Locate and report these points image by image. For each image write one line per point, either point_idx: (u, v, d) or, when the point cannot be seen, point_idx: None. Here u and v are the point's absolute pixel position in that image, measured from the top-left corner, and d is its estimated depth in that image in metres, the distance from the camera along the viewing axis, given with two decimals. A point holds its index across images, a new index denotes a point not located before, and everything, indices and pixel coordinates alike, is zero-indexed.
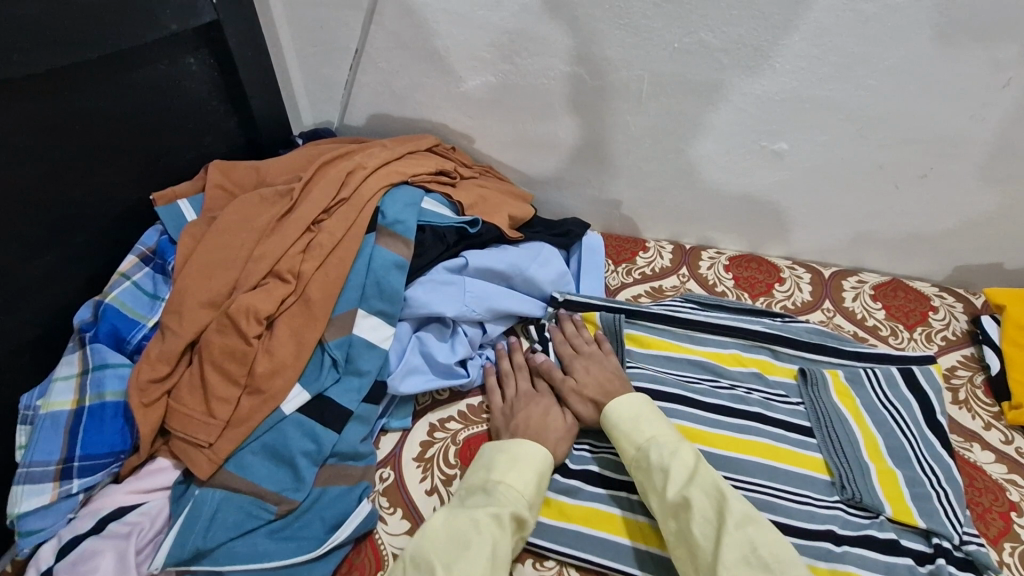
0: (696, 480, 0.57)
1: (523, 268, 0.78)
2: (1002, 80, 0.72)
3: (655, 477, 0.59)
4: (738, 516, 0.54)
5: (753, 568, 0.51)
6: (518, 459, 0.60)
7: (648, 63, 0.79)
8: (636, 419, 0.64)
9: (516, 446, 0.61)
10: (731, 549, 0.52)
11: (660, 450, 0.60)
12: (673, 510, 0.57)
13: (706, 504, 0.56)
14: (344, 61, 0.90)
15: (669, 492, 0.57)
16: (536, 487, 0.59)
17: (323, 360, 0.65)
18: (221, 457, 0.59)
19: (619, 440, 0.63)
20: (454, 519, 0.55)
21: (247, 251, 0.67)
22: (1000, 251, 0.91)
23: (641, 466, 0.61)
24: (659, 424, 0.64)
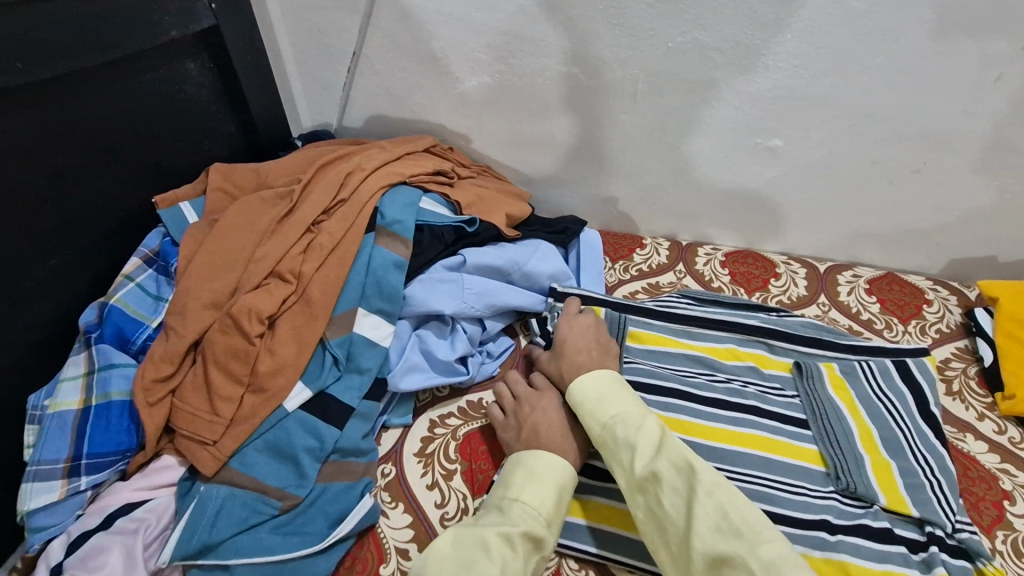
0: (663, 453, 0.56)
1: (521, 264, 0.79)
2: (993, 75, 0.73)
3: (622, 453, 0.58)
4: (705, 483, 0.53)
5: (724, 533, 0.51)
6: (536, 475, 0.58)
7: (643, 62, 0.80)
8: (601, 397, 0.62)
9: (532, 461, 0.60)
10: (700, 517, 0.52)
11: (626, 427, 0.59)
12: (642, 484, 0.56)
13: (674, 475, 0.55)
14: (341, 64, 0.91)
15: (637, 467, 0.56)
16: (555, 505, 0.57)
17: (324, 358, 0.66)
18: (226, 454, 0.60)
19: (584, 419, 0.62)
20: (461, 538, 0.53)
21: (248, 252, 0.68)
22: (994, 244, 0.92)
23: (608, 443, 0.60)
24: (623, 401, 0.62)
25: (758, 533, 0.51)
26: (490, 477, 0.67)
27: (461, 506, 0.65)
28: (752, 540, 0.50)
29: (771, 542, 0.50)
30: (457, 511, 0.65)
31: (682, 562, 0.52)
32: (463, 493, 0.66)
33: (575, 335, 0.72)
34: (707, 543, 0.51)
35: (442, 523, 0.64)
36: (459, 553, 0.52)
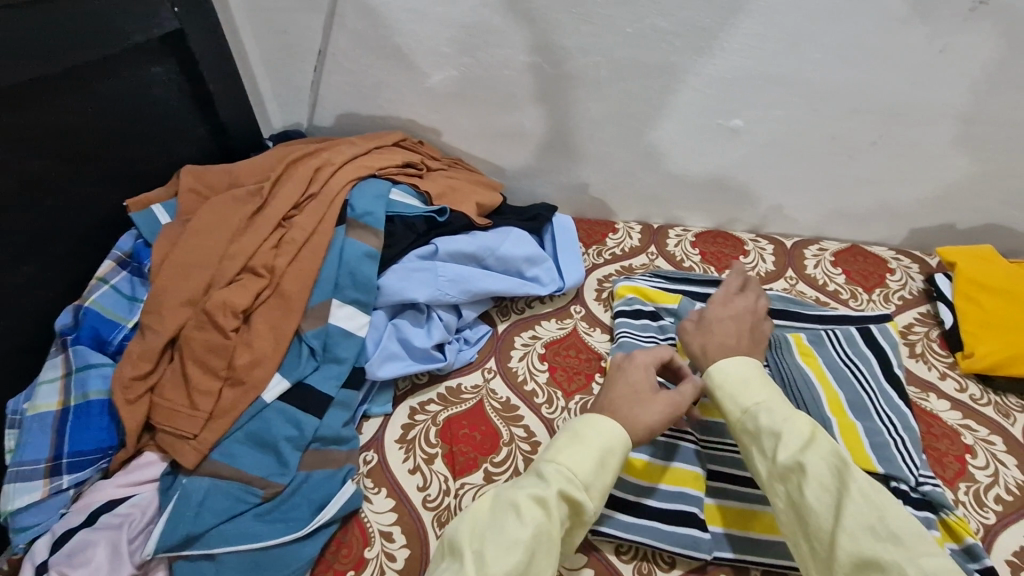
0: (813, 446, 0.53)
1: (493, 249, 0.81)
2: (939, 46, 0.75)
3: (764, 440, 0.56)
4: (862, 484, 0.50)
5: (880, 539, 0.48)
6: (575, 438, 0.56)
7: (604, 49, 0.82)
8: (746, 381, 0.59)
9: (574, 425, 0.57)
10: (854, 517, 0.49)
11: (771, 414, 0.56)
12: (784, 474, 0.54)
13: (825, 470, 0.52)
14: (309, 63, 0.92)
15: (780, 456, 0.54)
16: (596, 468, 0.54)
17: (301, 349, 0.67)
18: (207, 446, 0.61)
19: (721, 402, 0.60)
20: (499, 504, 0.52)
21: (221, 250, 0.69)
22: (950, 212, 0.95)
23: (748, 429, 0.57)
24: (768, 388, 0.59)
25: (916, 542, 0.48)
26: (472, 459, 0.69)
27: (443, 487, 0.67)
28: (911, 550, 0.47)
29: (929, 554, 0.47)
30: (439, 493, 0.66)
31: (826, 560, 0.50)
32: (445, 475, 0.68)
33: (727, 320, 0.68)
34: (863, 545, 0.48)
35: (426, 505, 0.65)
36: (495, 515, 0.51)
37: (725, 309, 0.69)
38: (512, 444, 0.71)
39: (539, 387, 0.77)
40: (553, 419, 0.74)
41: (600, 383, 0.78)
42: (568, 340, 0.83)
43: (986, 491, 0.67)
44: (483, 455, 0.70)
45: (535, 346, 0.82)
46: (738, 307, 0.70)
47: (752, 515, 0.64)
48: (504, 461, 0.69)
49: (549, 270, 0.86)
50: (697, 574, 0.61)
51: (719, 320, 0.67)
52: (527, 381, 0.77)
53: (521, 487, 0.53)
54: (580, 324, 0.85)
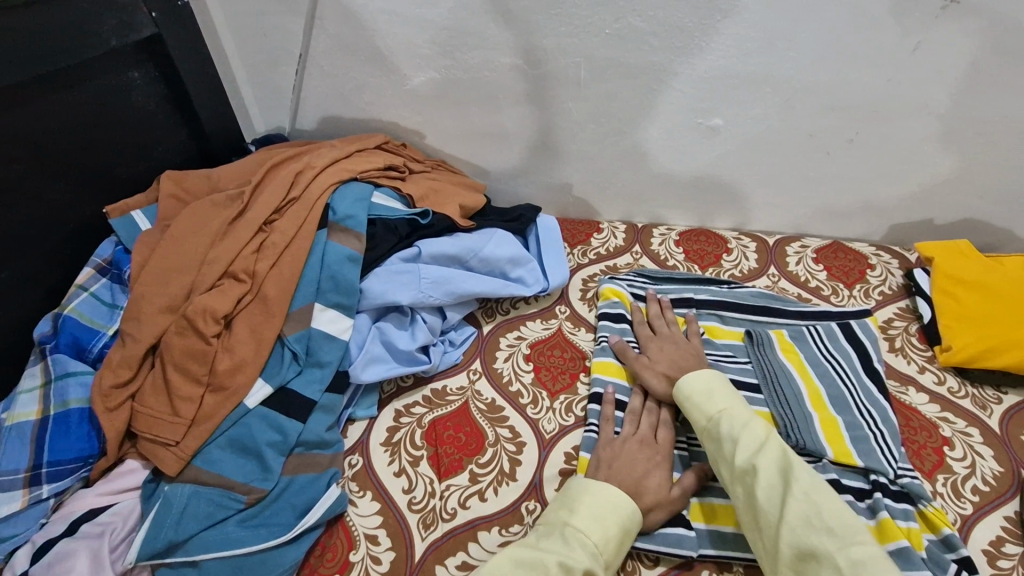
0: (765, 449, 0.58)
1: (476, 250, 0.81)
2: (912, 44, 0.76)
3: (724, 445, 0.61)
4: (805, 483, 0.55)
5: (817, 531, 0.52)
6: (602, 509, 0.59)
7: (583, 49, 0.82)
8: (709, 392, 0.66)
9: (598, 492, 0.60)
10: (795, 512, 0.54)
11: (730, 421, 0.62)
12: (740, 475, 0.59)
13: (773, 470, 0.57)
14: (289, 66, 0.92)
15: (736, 458, 0.59)
16: (616, 547, 0.57)
17: (283, 354, 0.67)
18: (189, 453, 0.61)
19: (688, 410, 0.66)
20: (523, 560, 0.54)
21: (201, 255, 0.69)
22: (928, 207, 0.97)
23: (710, 434, 0.63)
24: (731, 398, 0.65)
25: (852, 535, 0.52)
26: (457, 460, 0.69)
27: (428, 489, 0.67)
28: (845, 541, 0.51)
29: (864, 546, 0.51)
30: (424, 495, 0.66)
31: (773, 554, 0.54)
32: (430, 477, 0.68)
33: (666, 352, 0.75)
34: (802, 537, 0.52)
35: (411, 507, 0.65)
36: (523, 573, 0.53)
37: (662, 340, 0.77)
38: (497, 445, 0.71)
39: (524, 388, 0.77)
40: (538, 419, 0.74)
41: (585, 383, 0.78)
42: (552, 339, 0.83)
43: (963, 482, 0.68)
44: (468, 456, 0.70)
45: (520, 346, 0.82)
46: (669, 335, 0.78)
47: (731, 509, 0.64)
48: (490, 462, 0.69)
49: (533, 270, 0.86)
50: (681, 570, 0.62)
51: (666, 353, 0.75)
52: (512, 381, 0.78)
53: (551, 551, 0.55)
54: (565, 324, 0.85)
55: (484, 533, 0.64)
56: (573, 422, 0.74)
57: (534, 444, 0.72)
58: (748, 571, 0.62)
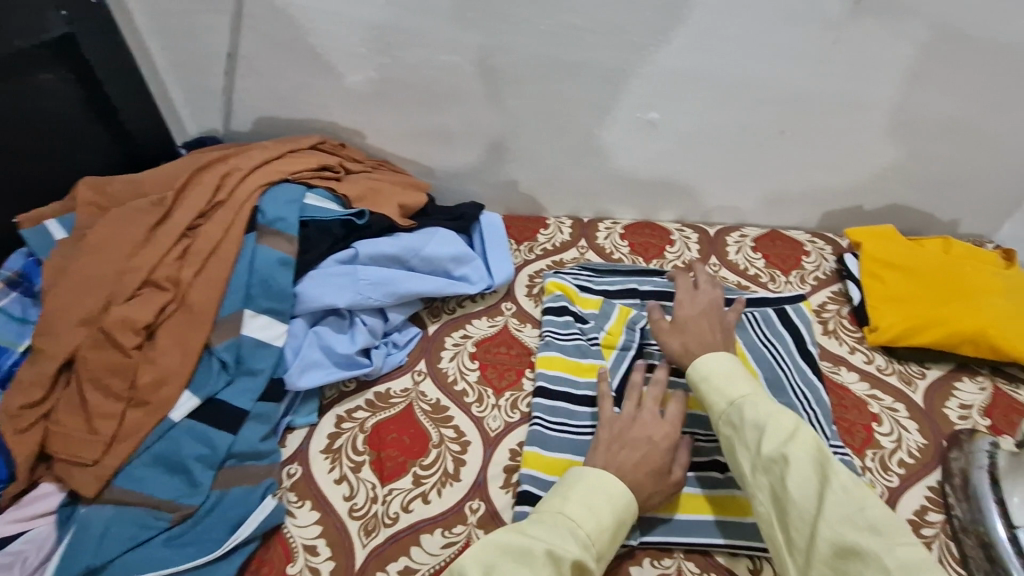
0: (796, 439, 0.55)
1: (417, 249, 0.80)
2: (832, 37, 0.79)
3: (748, 433, 0.57)
4: (843, 477, 0.52)
5: (858, 528, 0.49)
6: (594, 498, 0.56)
7: (518, 46, 0.82)
8: (730, 375, 0.62)
9: (592, 479, 0.57)
10: (835, 507, 0.50)
11: (756, 408, 0.58)
12: (767, 465, 0.55)
13: (806, 462, 0.53)
14: (219, 67, 0.89)
15: (765, 448, 0.55)
16: (608, 538, 0.55)
17: (212, 364, 0.65)
18: (109, 472, 0.58)
19: (707, 395, 0.62)
20: (512, 547, 0.51)
21: (119, 264, 0.66)
22: (858, 194, 1.00)
23: (732, 420, 0.59)
24: (751, 383, 0.62)
25: (894, 533, 0.49)
26: (400, 463, 0.68)
27: (370, 495, 0.65)
28: (889, 540, 0.49)
29: (908, 546, 0.48)
30: (366, 501, 0.65)
31: (806, 551, 0.51)
32: (372, 482, 0.66)
33: (699, 317, 0.72)
34: (844, 534, 0.49)
35: (351, 515, 0.64)
36: (510, 562, 0.50)
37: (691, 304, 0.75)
38: (441, 445, 0.70)
39: (469, 386, 0.76)
40: (483, 417, 0.73)
41: (531, 378, 0.78)
42: (498, 337, 0.82)
43: (890, 456, 0.71)
44: (411, 458, 0.69)
45: (466, 345, 0.81)
46: (699, 303, 0.75)
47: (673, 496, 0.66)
48: (434, 463, 0.68)
49: (478, 268, 0.85)
50: (625, 560, 0.62)
51: (694, 315, 0.73)
52: (457, 381, 0.77)
53: (540, 539, 0.52)
54: (511, 321, 0.85)
55: (426, 536, 0.63)
56: (519, 418, 0.74)
57: (479, 443, 0.71)
58: (688, 556, 0.63)
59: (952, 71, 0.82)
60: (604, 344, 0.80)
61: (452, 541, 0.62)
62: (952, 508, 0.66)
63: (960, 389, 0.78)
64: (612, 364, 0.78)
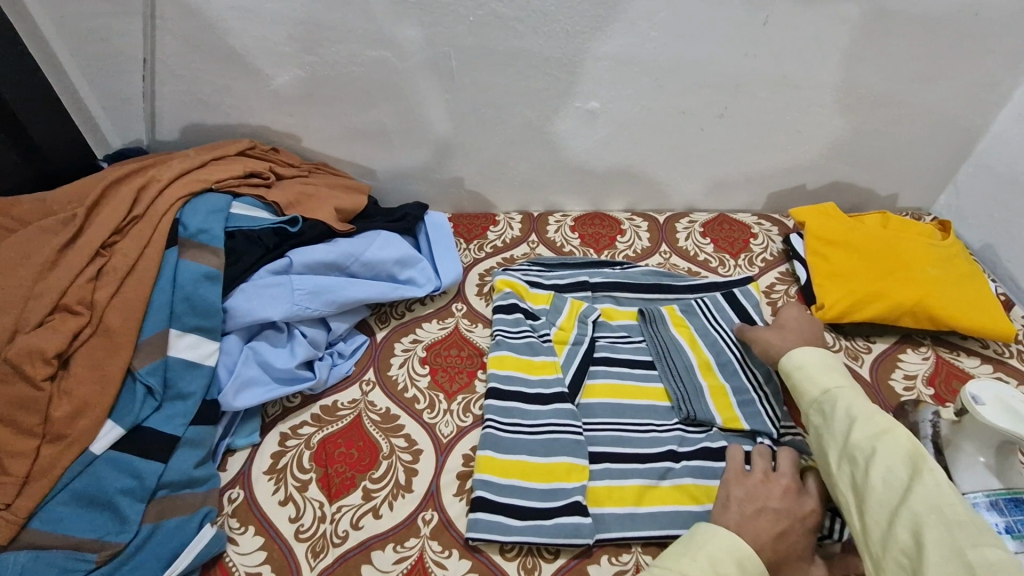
0: (890, 432, 0.52)
1: (356, 254, 0.77)
2: (762, 18, 0.79)
3: (837, 422, 0.55)
4: (937, 474, 0.47)
5: (946, 524, 0.44)
6: (722, 565, 0.50)
7: (449, 39, 0.80)
8: (828, 370, 0.61)
9: (720, 543, 0.52)
10: (920, 497, 0.46)
11: (849, 399, 0.56)
12: (852, 453, 0.52)
13: (898, 453, 0.50)
14: (136, 72, 0.83)
15: (853, 436, 0.53)
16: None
17: (136, 389, 0.61)
18: (23, 516, 0.53)
19: (801, 384, 0.61)
20: None
21: (26, 289, 0.61)
22: (800, 174, 1.01)
23: (823, 409, 0.57)
24: (849, 381, 0.60)
25: (987, 538, 0.43)
26: (349, 479, 0.65)
27: (318, 514, 0.62)
28: (978, 541, 0.43)
29: (1000, 551, 0.42)
30: (313, 521, 0.62)
31: (881, 539, 0.47)
32: (319, 501, 0.64)
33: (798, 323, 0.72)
34: (924, 523, 0.45)
35: (298, 537, 0.61)
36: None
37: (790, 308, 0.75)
38: (392, 456, 0.68)
39: (419, 393, 0.74)
40: (434, 424, 0.71)
41: (483, 379, 0.76)
42: (449, 339, 0.80)
43: None
44: (361, 472, 0.66)
45: (416, 350, 0.79)
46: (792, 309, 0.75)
47: (627, 489, 0.66)
48: (384, 475, 0.66)
49: (424, 269, 0.82)
50: (582, 559, 0.61)
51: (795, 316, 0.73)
52: (407, 388, 0.74)
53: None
54: (462, 321, 0.83)
55: (377, 552, 0.60)
56: (472, 422, 0.72)
57: (431, 451, 0.69)
58: (645, 550, 0.62)
59: (880, 47, 0.83)
60: (555, 340, 0.78)
61: (404, 555, 0.60)
62: None
63: (905, 360, 0.80)
64: (564, 361, 0.76)
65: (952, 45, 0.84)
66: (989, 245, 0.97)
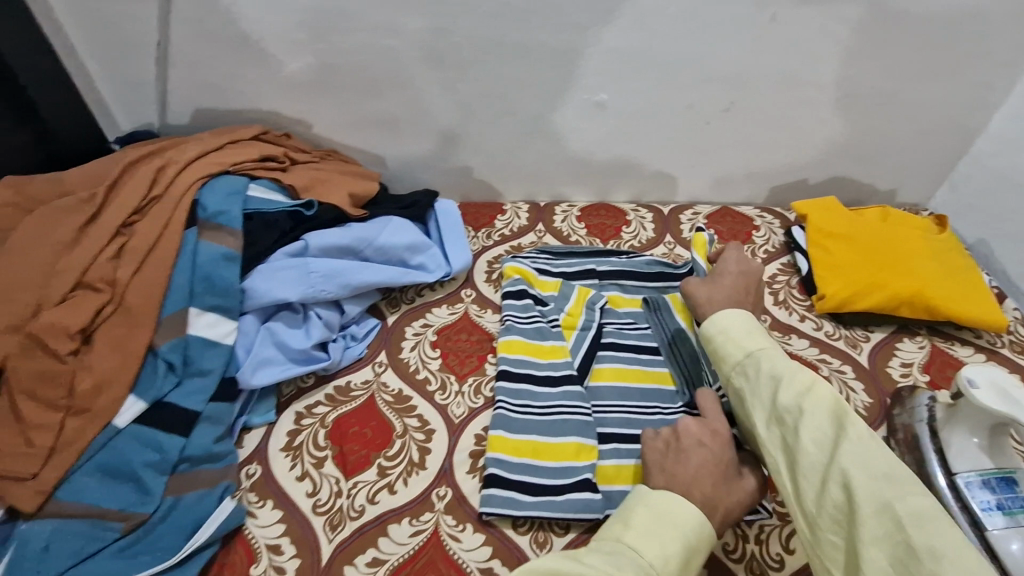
0: (812, 390, 0.54)
1: (370, 239, 0.78)
2: (768, 15, 0.81)
3: (763, 385, 0.57)
4: (859, 427, 0.50)
5: (872, 477, 0.48)
6: (658, 523, 0.52)
7: (462, 29, 0.81)
8: (748, 330, 0.61)
9: (652, 501, 0.54)
10: (847, 454, 0.49)
11: (772, 360, 0.58)
12: (781, 416, 0.54)
13: (822, 411, 0.52)
14: (148, 56, 0.84)
15: (780, 399, 0.54)
16: (679, 567, 0.50)
17: (157, 366, 0.62)
18: (49, 486, 0.55)
19: (723, 348, 0.62)
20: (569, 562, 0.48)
21: (48, 266, 0.62)
22: (801, 169, 1.03)
23: (749, 373, 0.59)
24: (768, 339, 0.61)
25: (909, 484, 0.47)
26: (363, 457, 0.67)
27: (334, 490, 0.64)
28: (902, 489, 0.47)
29: (923, 495, 0.46)
30: (330, 496, 0.63)
31: (815, 497, 0.50)
32: (336, 477, 0.65)
33: (735, 275, 0.73)
34: (853, 480, 0.48)
35: (315, 511, 0.62)
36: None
37: (731, 256, 0.75)
38: (405, 435, 0.69)
39: (431, 374, 0.75)
40: (446, 405, 0.73)
41: (493, 363, 0.77)
42: (458, 324, 0.82)
43: None
44: (375, 451, 0.67)
45: (427, 333, 0.80)
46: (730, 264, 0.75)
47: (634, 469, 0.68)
48: (398, 454, 0.67)
49: (434, 255, 0.83)
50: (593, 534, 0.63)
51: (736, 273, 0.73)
52: (419, 370, 0.76)
53: (594, 566, 0.48)
54: (472, 307, 0.84)
55: (393, 526, 0.62)
56: (483, 403, 0.73)
57: (443, 431, 0.70)
58: None
59: (882, 45, 0.86)
60: (564, 326, 0.80)
61: (420, 529, 0.62)
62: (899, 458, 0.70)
63: (902, 349, 0.83)
64: (573, 346, 0.78)
65: (951, 45, 0.86)
66: (983, 242, 1.00)
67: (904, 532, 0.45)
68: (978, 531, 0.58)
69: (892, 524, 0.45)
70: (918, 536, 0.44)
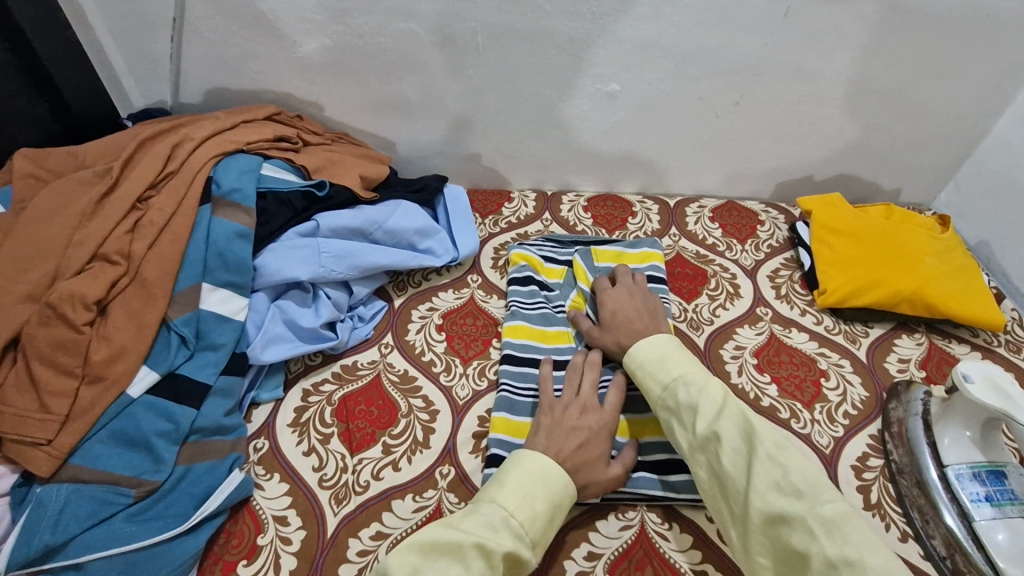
0: (725, 414, 0.56)
1: (379, 222, 0.79)
2: (782, 9, 0.81)
3: (683, 413, 0.58)
4: (768, 445, 0.53)
5: (785, 494, 0.50)
6: (530, 484, 0.55)
7: (478, 13, 0.81)
8: (663, 359, 0.63)
9: (525, 465, 0.56)
10: (762, 475, 0.51)
11: (688, 387, 0.59)
12: (703, 444, 0.56)
13: (736, 435, 0.55)
14: (164, 33, 0.84)
15: (699, 428, 0.56)
16: (544, 524, 0.54)
17: (170, 339, 0.64)
18: (65, 451, 0.56)
19: (643, 380, 0.63)
20: (445, 530, 0.50)
21: (65, 238, 0.63)
22: (809, 166, 1.04)
23: (669, 405, 0.60)
24: (686, 364, 0.62)
25: (819, 495, 0.50)
26: (369, 434, 0.68)
27: (340, 465, 0.65)
28: (814, 501, 0.49)
29: (831, 504, 0.49)
30: (336, 472, 0.65)
31: (743, 520, 0.52)
32: (342, 453, 0.66)
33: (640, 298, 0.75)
34: (770, 502, 0.50)
35: (322, 485, 0.64)
36: (436, 557, 0.49)
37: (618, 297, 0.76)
38: (410, 415, 0.70)
39: (437, 357, 0.76)
40: (451, 386, 0.74)
41: (497, 348, 0.78)
42: (464, 308, 0.83)
43: (837, 408, 0.74)
44: (380, 429, 0.69)
45: (433, 317, 0.81)
46: (635, 285, 0.77)
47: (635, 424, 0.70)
48: (402, 433, 0.69)
49: (443, 241, 0.84)
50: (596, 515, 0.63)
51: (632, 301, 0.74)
52: (424, 351, 0.77)
53: (468, 532, 0.50)
54: (477, 292, 0.85)
55: (395, 502, 0.63)
56: (486, 385, 0.74)
57: (447, 411, 0.71)
58: (650, 509, 0.64)
59: (896, 43, 0.86)
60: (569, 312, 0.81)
61: (423, 505, 0.63)
62: (890, 453, 0.70)
63: (900, 344, 0.84)
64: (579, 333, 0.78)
65: (964, 44, 0.86)
66: (985, 243, 1.01)
67: (820, 544, 0.47)
68: (966, 523, 0.62)
69: (810, 538, 0.47)
70: (833, 546, 0.46)
